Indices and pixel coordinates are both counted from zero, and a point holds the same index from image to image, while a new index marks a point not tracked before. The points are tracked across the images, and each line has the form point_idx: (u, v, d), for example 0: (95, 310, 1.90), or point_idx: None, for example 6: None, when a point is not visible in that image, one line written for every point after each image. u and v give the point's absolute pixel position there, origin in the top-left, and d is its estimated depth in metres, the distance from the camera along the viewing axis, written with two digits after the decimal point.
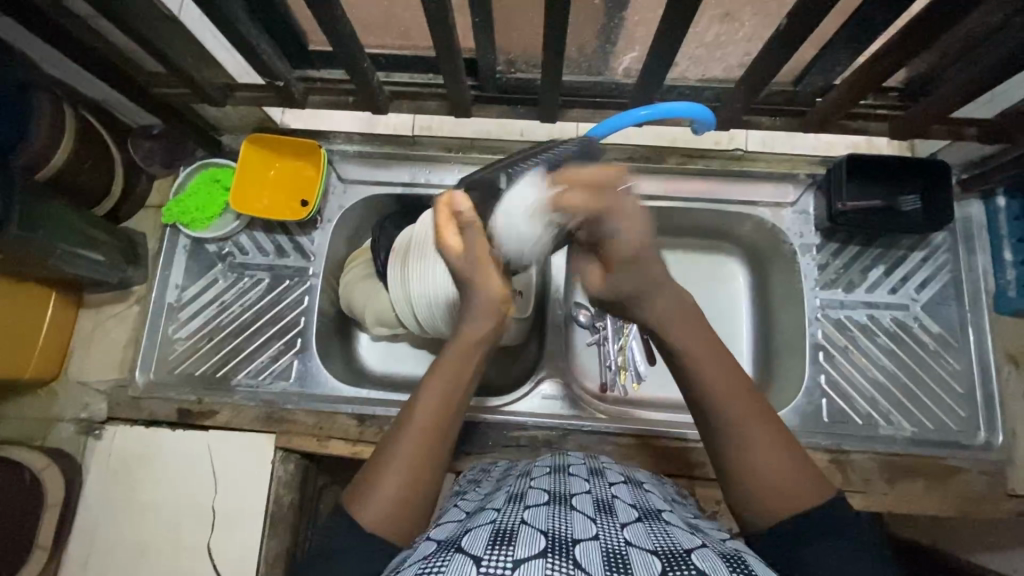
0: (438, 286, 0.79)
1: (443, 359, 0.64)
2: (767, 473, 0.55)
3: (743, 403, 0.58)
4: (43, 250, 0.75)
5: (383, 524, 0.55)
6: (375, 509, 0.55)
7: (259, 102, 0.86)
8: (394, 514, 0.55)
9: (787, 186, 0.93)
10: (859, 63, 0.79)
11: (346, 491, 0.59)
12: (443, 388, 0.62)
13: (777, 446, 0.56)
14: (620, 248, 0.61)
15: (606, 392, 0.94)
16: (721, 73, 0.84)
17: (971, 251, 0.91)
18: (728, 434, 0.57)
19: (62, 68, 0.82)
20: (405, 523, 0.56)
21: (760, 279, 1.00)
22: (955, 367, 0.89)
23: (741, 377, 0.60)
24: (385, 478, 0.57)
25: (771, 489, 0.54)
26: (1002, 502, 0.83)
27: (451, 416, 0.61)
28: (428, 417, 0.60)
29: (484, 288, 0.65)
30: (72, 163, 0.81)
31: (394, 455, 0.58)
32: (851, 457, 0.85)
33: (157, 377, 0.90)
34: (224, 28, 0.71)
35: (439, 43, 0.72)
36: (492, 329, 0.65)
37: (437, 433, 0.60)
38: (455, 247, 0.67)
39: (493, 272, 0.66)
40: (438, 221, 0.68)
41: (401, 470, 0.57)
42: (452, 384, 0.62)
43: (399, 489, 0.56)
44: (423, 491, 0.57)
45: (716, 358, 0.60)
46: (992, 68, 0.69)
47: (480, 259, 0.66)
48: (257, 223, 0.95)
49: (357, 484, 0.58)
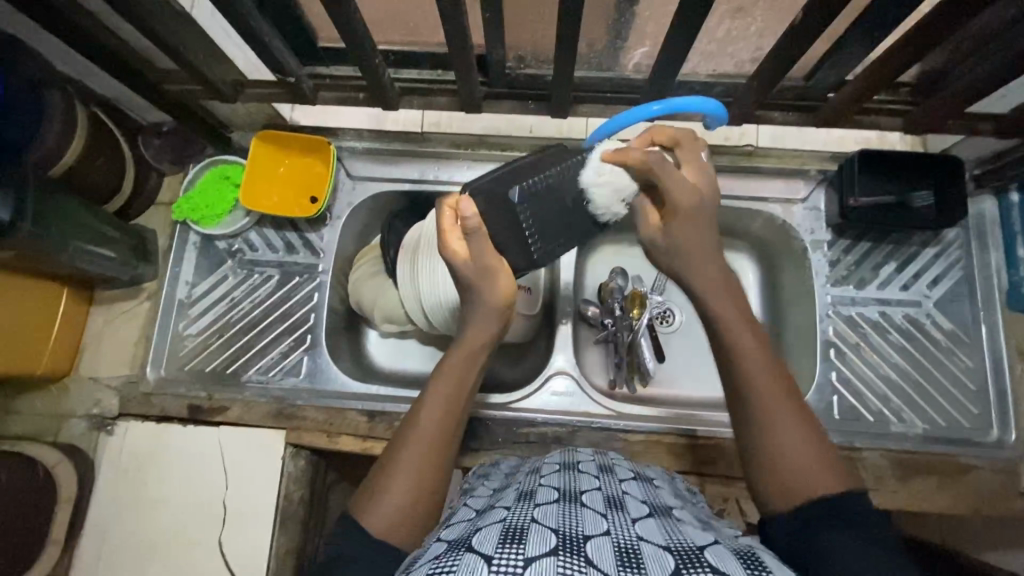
0: (446, 291, 0.80)
1: (444, 363, 0.64)
2: (788, 459, 0.55)
3: (772, 390, 0.58)
4: (54, 247, 0.76)
5: (393, 531, 0.55)
6: (383, 517, 0.55)
7: (270, 99, 0.86)
8: (404, 519, 0.55)
9: (798, 183, 0.93)
10: (872, 58, 0.79)
11: (352, 499, 0.59)
12: (447, 393, 0.62)
13: (801, 434, 0.56)
14: (684, 198, 0.63)
15: (614, 389, 0.94)
16: (732, 69, 0.84)
17: (984, 248, 0.91)
18: (756, 419, 0.58)
19: (74, 66, 0.82)
20: (415, 528, 0.56)
21: (770, 275, 0.99)
22: (967, 364, 0.89)
23: (774, 360, 0.60)
24: (393, 484, 0.57)
25: (789, 474, 0.55)
26: (1015, 501, 0.82)
27: (454, 422, 0.61)
28: (434, 423, 0.60)
29: (491, 293, 0.63)
30: (83, 160, 0.81)
31: (400, 462, 0.58)
32: (863, 455, 0.84)
33: (168, 373, 0.90)
34: (235, 24, 0.71)
35: (450, 39, 0.72)
36: (496, 332, 0.65)
37: (443, 438, 0.60)
38: (461, 254, 0.62)
39: (502, 278, 0.63)
40: (443, 225, 0.63)
41: (407, 476, 0.57)
42: (455, 387, 0.63)
43: (406, 495, 0.56)
44: (430, 496, 0.58)
45: (754, 338, 0.61)
46: (1008, 63, 0.68)
47: (490, 265, 0.61)
48: (267, 220, 0.95)
49: (363, 493, 0.58)
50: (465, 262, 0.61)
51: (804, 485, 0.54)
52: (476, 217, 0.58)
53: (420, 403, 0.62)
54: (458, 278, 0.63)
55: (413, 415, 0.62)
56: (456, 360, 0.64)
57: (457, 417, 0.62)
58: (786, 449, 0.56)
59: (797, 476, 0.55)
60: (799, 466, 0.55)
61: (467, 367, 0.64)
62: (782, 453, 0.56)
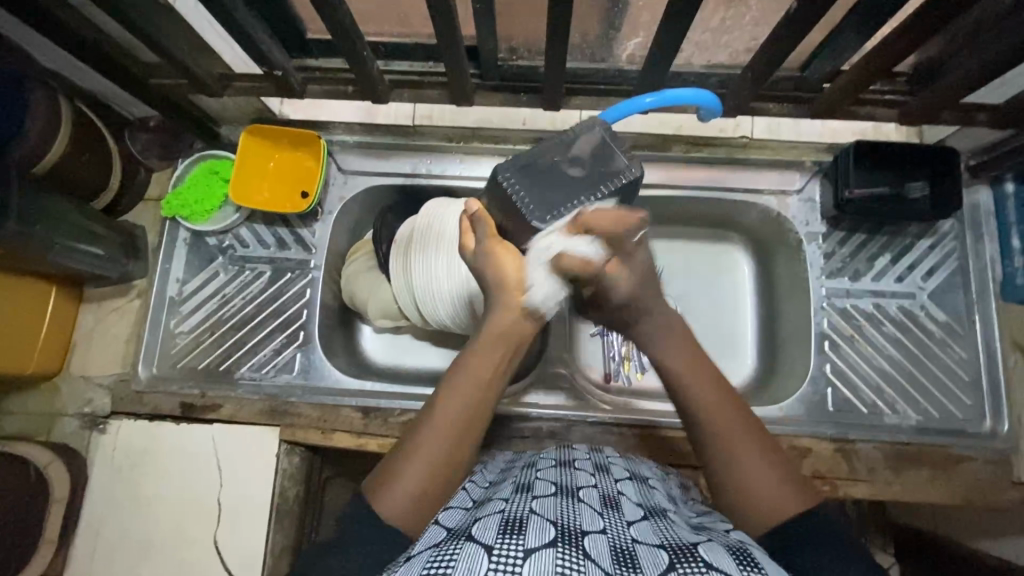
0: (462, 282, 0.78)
1: (466, 355, 0.62)
2: (757, 492, 0.55)
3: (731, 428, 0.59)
4: (42, 246, 0.75)
5: (399, 520, 0.54)
6: (391, 505, 0.55)
7: (256, 93, 0.84)
8: (412, 509, 0.55)
9: (793, 174, 0.92)
10: (869, 47, 0.78)
11: (364, 483, 0.59)
12: (468, 390, 0.61)
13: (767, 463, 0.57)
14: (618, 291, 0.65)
15: (609, 382, 0.95)
16: (727, 59, 0.83)
17: (979, 239, 0.90)
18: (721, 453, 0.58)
19: (58, 60, 0.81)
20: (421, 518, 0.55)
21: (766, 267, 0.99)
22: (961, 356, 0.89)
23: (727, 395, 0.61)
24: (400, 478, 0.56)
25: (763, 503, 0.55)
26: (1007, 490, 0.83)
27: (468, 418, 0.60)
28: (446, 417, 0.59)
29: (500, 278, 0.62)
30: (69, 156, 0.80)
31: (410, 452, 0.58)
32: (857, 447, 0.86)
33: (160, 371, 0.90)
34: (221, 16, 0.70)
35: (438, 32, 0.71)
36: (518, 329, 0.63)
37: (456, 429, 0.59)
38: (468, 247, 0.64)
39: (509, 264, 0.62)
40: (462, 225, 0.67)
41: (416, 467, 0.57)
42: (477, 384, 0.61)
43: (414, 486, 0.56)
44: (440, 489, 0.57)
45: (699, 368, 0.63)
46: (1003, 55, 0.68)
47: (494, 255, 0.62)
48: (257, 216, 0.94)
49: (373, 478, 0.58)
50: (470, 254, 0.64)
51: (767, 509, 0.54)
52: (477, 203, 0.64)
53: (438, 395, 0.61)
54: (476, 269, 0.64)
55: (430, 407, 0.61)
56: (477, 356, 0.62)
57: (479, 415, 0.61)
58: (740, 463, 0.57)
59: (768, 501, 0.55)
60: (766, 491, 0.55)
61: (491, 362, 0.62)
62: (734, 474, 0.57)
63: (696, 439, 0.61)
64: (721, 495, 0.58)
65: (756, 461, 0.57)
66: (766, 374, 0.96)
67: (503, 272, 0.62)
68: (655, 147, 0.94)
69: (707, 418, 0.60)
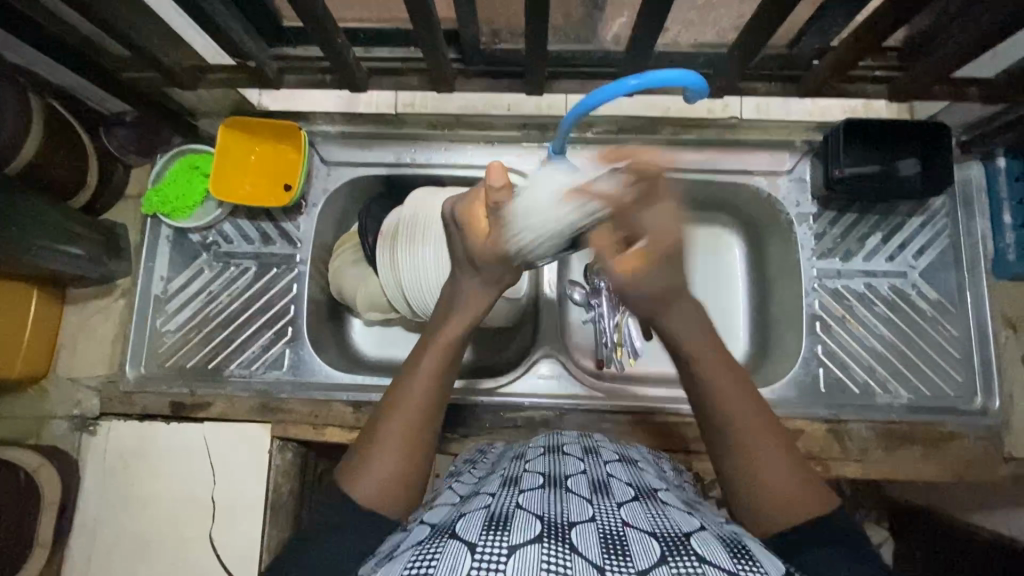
0: (430, 276, 0.80)
1: (425, 349, 0.64)
2: (776, 492, 0.55)
3: (752, 426, 0.57)
4: (17, 248, 0.73)
5: (378, 504, 0.55)
6: (368, 489, 0.55)
7: (233, 85, 0.83)
8: (389, 495, 0.56)
9: (783, 154, 0.91)
10: (857, 22, 0.76)
11: (338, 471, 0.59)
12: (428, 381, 0.62)
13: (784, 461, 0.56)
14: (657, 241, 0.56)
15: (602, 368, 0.93)
16: (715, 38, 0.81)
17: (970, 215, 0.90)
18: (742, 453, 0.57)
19: (26, 56, 0.78)
20: (399, 501, 0.56)
21: (759, 247, 0.98)
22: (952, 333, 0.89)
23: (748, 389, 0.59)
24: (375, 467, 0.57)
25: (781, 501, 0.54)
26: (998, 466, 0.84)
27: (435, 402, 0.61)
28: (414, 410, 0.60)
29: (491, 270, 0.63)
30: (42, 156, 0.77)
31: (383, 441, 0.58)
32: (849, 427, 0.85)
33: (148, 371, 0.89)
34: (189, 6, 0.67)
35: (415, 18, 0.69)
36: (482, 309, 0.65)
37: (424, 417, 0.60)
38: (484, 236, 0.62)
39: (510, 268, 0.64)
40: (462, 202, 0.64)
41: (390, 457, 0.57)
42: (436, 371, 0.62)
43: (391, 472, 0.57)
44: (414, 474, 0.58)
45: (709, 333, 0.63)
46: (994, 28, 0.66)
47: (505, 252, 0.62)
48: (240, 211, 0.93)
49: (347, 466, 0.58)
50: (486, 241, 0.61)
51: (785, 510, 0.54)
52: (506, 185, 0.60)
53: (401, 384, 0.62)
54: (473, 260, 0.63)
55: (396, 394, 0.62)
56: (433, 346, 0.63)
57: (440, 406, 0.62)
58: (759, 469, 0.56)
59: (785, 499, 0.54)
60: (785, 490, 0.55)
61: (446, 354, 0.63)
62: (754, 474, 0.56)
63: (717, 438, 0.59)
64: (734, 489, 0.57)
65: (741, 484, 0.56)
66: (757, 357, 0.96)
67: (500, 268, 0.63)
68: (644, 130, 0.92)
69: (730, 424, 0.58)
